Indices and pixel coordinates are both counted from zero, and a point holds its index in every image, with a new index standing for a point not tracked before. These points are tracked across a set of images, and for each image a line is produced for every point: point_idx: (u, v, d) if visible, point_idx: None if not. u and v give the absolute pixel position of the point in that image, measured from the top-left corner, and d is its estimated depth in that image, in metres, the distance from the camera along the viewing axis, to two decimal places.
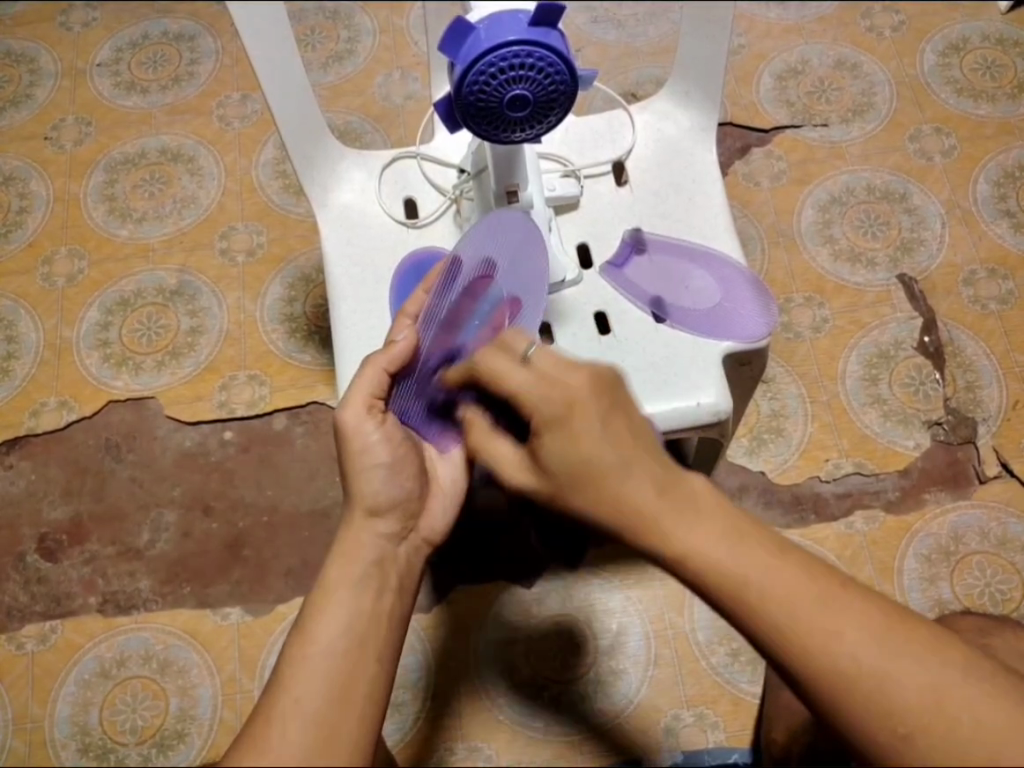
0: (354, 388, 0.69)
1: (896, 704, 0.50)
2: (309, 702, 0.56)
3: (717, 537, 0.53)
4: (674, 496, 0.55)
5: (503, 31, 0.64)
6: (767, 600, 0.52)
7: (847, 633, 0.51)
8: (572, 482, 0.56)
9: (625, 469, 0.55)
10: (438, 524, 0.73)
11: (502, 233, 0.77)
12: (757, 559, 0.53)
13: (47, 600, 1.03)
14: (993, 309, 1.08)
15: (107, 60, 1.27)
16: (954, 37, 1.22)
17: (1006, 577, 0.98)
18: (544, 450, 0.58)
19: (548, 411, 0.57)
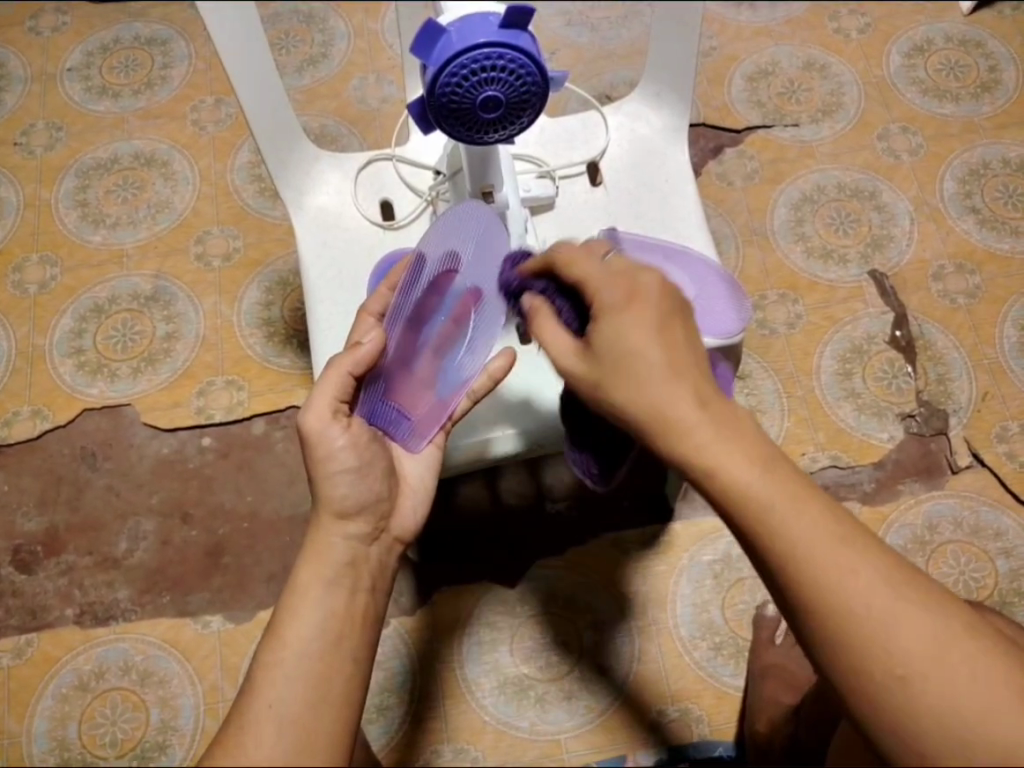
0: (317, 394, 0.68)
1: (899, 652, 0.52)
2: (282, 707, 0.56)
3: (751, 463, 0.54)
4: (715, 413, 0.56)
5: (474, 33, 0.64)
6: (791, 527, 0.53)
7: (864, 572, 0.53)
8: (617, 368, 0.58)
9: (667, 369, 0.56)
10: (408, 527, 0.73)
11: (467, 223, 0.73)
12: (790, 492, 0.54)
13: (22, 613, 1.01)
14: (962, 303, 1.10)
15: (76, 65, 1.26)
16: (918, 39, 1.25)
17: (980, 565, 1.00)
18: (596, 334, 0.59)
19: (609, 297, 0.59)
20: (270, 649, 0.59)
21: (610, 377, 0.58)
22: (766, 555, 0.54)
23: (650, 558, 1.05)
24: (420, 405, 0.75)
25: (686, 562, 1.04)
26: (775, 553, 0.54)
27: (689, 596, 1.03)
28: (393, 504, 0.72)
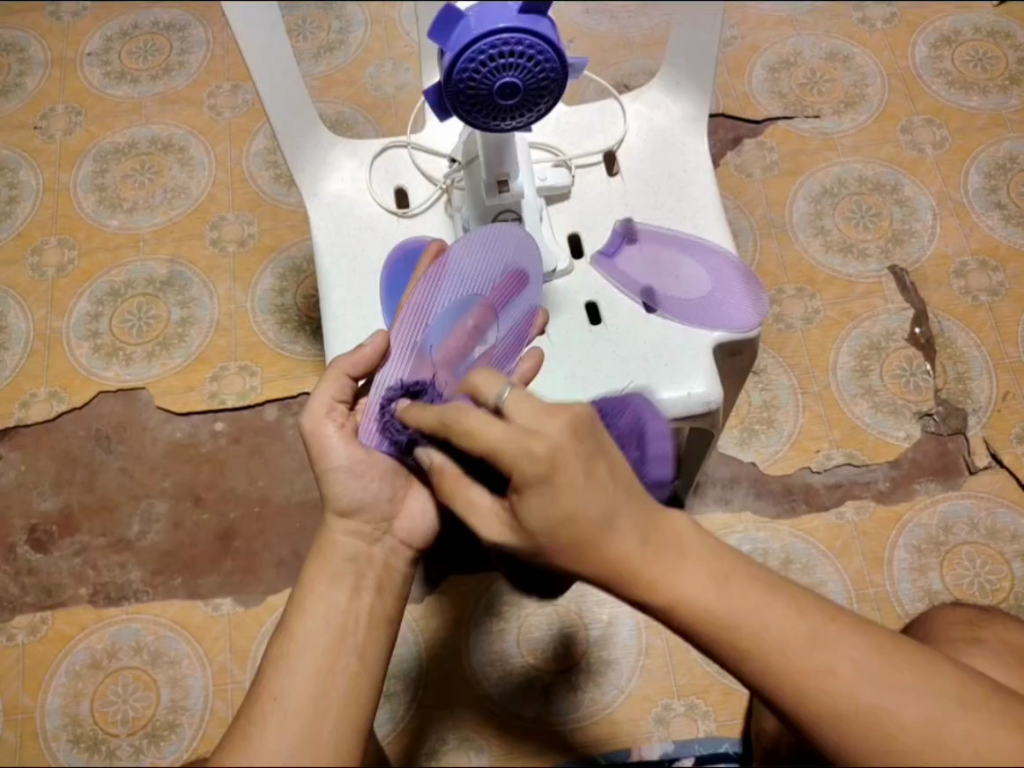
0: (320, 387, 0.69)
1: (892, 725, 0.50)
2: (285, 701, 0.57)
3: (704, 582, 0.52)
4: (659, 542, 0.52)
5: (492, 19, 0.63)
6: (760, 638, 0.51)
7: (841, 670, 0.51)
8: (553, 536, 0.53)
9: (609, 525, 0.52)
10: (416, 527, 0.71)
11: (515, 245, 0.76)
12: (747, 602, 0.52)
13: (37, 591, 1.03)
14: (984, 301, 1.08)
15: (97, 49, 1.27)
16: (946, 30, 1.23)
17: (996, 567, 0.98)
18: (535, 475, 0.55)
19: (530, 468, 0.52)
20: (284, 644, 0.60)
21: (589, 521, 0.51)
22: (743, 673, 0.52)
23: None
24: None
25: None
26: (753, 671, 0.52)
27: None
28: (399, 500, 0.70)
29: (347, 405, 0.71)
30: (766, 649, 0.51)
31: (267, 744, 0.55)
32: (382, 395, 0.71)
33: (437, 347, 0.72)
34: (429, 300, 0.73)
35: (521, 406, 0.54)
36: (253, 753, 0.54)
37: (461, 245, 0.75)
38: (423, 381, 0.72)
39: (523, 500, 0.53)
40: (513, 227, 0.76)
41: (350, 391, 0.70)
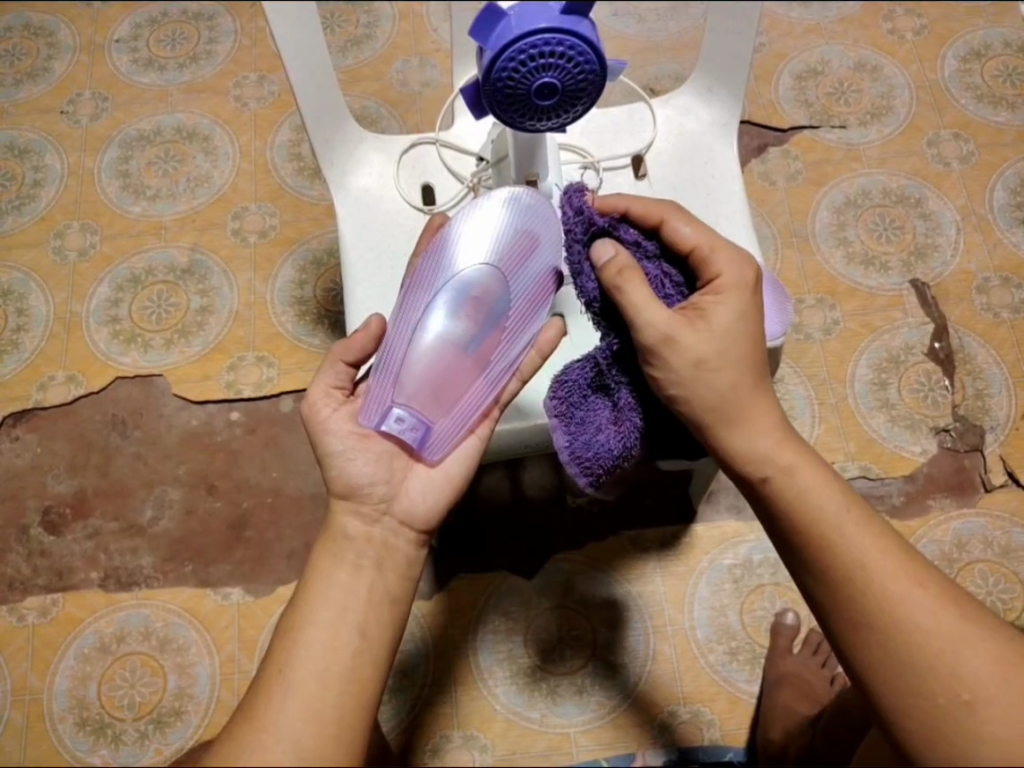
0: (318, 375, 0.69)
1: (960, 669, 0.56)
2: (300, 682, 0.57)
3: (820, 483, 0.62)
4: (792, 438, 0.64)
5: (533, 19, 0.62)
6: (855, 541, 0.60)
7: (924, 589, 0.58)
8: (722, 368, 0.62)
9: (757, 389, 0.63)
10: (420, 507, 0.67)
11: (520, 210, 0.70)
12: (853, 511, 0.61)
13: (49, 573, 1.03)
14: (1005, 318, 1.08)
15: (125, 36, 1.28)
16: (975, 43, 1.22)
17: (1009, 586, 0.98)
18: (717, 308, 0.62)
19: (734, 275, 0.62)
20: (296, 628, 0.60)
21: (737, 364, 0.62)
22: (831, 574, 0.60)
23: (670, 558, 1.04)
24: (442, 413, 0.68)
25: (706, 564, 1.04)
26: (846, 568, 0.59)
27: (707, 599, 1.02)
28: None
29: (346, 391, 0.70)
30: (863, 562, 0.59)
31: (281, 729, 0.55)
32: (382, 373, 0.68)
33: (437, 321, 0.69)
34: (427, 275, 0.69)
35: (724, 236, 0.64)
36: (269, 733, 0.55)
37: (458, 218, 0.70)
38: (423, 354, 0.68)
39: (717, 305, 0.62)
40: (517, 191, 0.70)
41: (348, 377, 0.69)
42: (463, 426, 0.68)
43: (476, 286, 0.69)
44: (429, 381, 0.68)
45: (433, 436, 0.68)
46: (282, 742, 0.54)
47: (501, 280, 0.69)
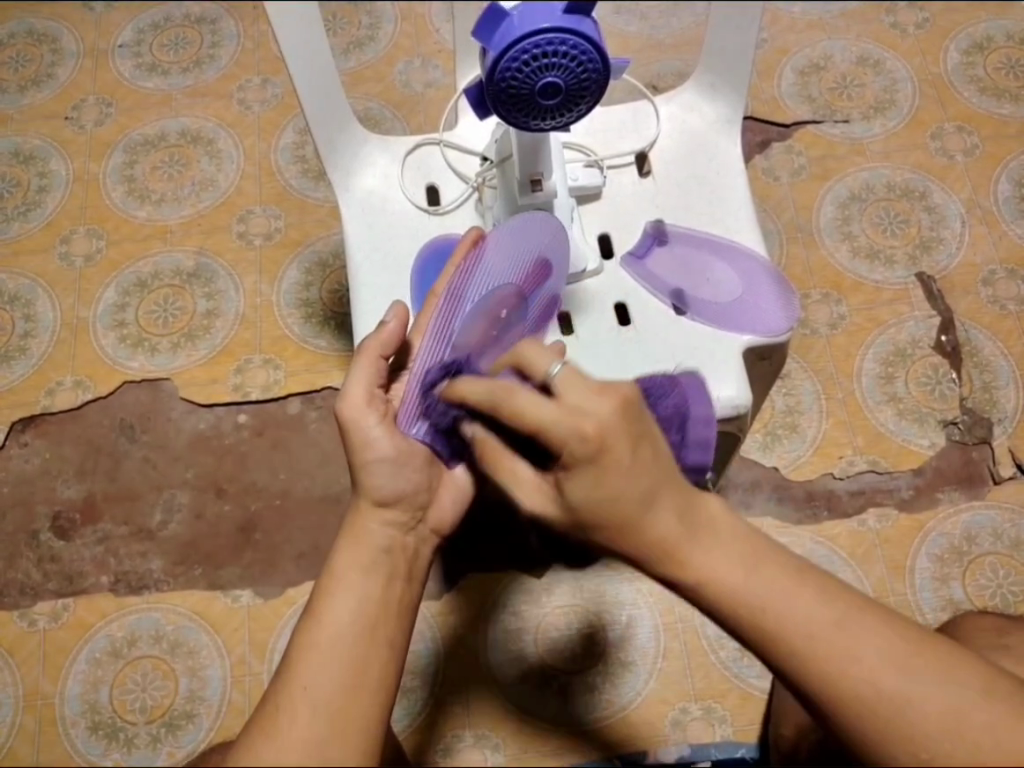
0: (352, 375, 0.69)
1: (915, 728, 0.52)
2: (317, 690, 0.56)
3: (734, 564, 0.55)
4: (693, 522, 0.56)
5: (536, 19, 0.63)
6: (784, 623, 0.54)
7: (865, 656, 0.53)
8: (596, 516, 0.56)
9: (649, 503, 0.55)
10: (448, 515, 0.72)
11: (546, 236, 0.74)
12: (776, 587, 0.54)
13: (59, 578, 1.04)
14: (1012, 310, 1.08)
15: (128, 41, 1.28)
16: (978, 36, 1.22)
17: (1019, 578, 0.97)
18: (571, 485, 0.56)
19: (577, 448, 0.54)
20: (311, 627, 0.60)
21: (627, 505, 0.55)
22: (767, 657, 0.55)
23: None
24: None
25: None
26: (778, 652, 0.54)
27: None
28: (433, 497, 0.71)
29: (383, 389, 0.70)
30: (799, 643, 0.53)
31: (297, 728, 0.55)
32: (415, 383, 0.70)
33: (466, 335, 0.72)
34: (462, 288, 0.72)
35: (575, 387, 0.56)
36: (285, 741, 0.54)
37: (493, 236, 0.73)
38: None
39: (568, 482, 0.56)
40: (547, 217, 0.74)
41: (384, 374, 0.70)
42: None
43: (501, 301, 0.74)
44: None
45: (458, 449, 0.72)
46: (302, 746, 0.54)
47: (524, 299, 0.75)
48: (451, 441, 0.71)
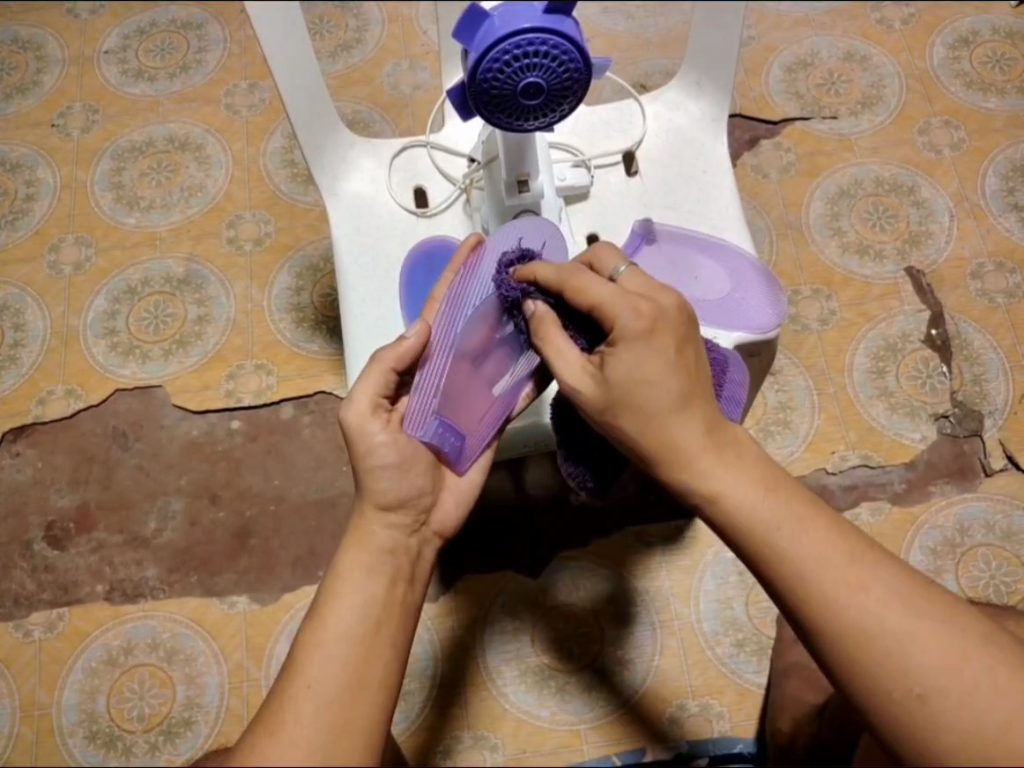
0: (360, 384, 0.67)
1: (914, 667, 0.53)
2: (321, 687, 0.57)
3: (753, 485, 0.58)
4: (719, 441, 0.60)
5: (517, 19, 0.63)
6: (795, 545, 0.56)
7: (873, 586, 0.55)
8: (629, 402, 0.60)
9: (682, 404, 0.59)
10: (451, 519, 0.71)
11: (544, 233, 0.74)
12: (789, 514, 0.57)
13: (54, 588, 1.03)
14: (1001, 303, 1.08)
15: (114, 47, 1.28)
16: (964, 30, 1.22)
17: (1012, 569, 0.98)
18: (614, 361, 0.60)
19: (631, 322, 0.59)
20: (306, 632, 0.59)
21: (660, 387, 0.59)
22: (774, 580, 0.57)
23: (675, 552, 1.04)
24: (472, 427, 0.72)
25: (709, 558, 1.04)
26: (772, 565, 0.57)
27: (713, 591, 1.03)
28: (434, 501, 0.70)
29: (388, 400, 0.69)
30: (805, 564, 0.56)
31: (296, 732, 0.55)
32: (421, 387, 0.70)
33: (468, 340, 0.71)
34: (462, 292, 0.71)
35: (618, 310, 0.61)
36: (291, 738, 0.55)
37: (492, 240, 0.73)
38: (456, 371, 0.71)
39: (613, 356, 0.60)
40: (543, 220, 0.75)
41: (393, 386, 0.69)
42: (490, 438, 0.72)
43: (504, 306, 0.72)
44: (461, 399, 0.72)
45: (465, 451, 0.71)
46: (300, 749, 0.54)
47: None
48: (458, 443, 0.71)
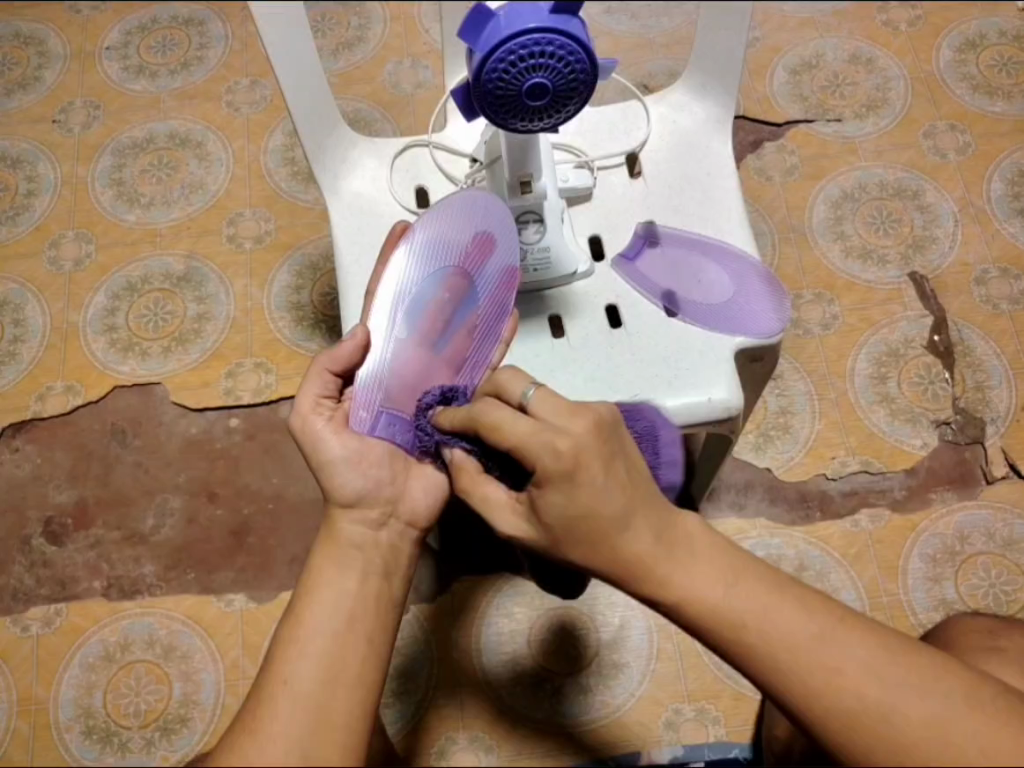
0: (303, 384, 0.70)
1: (899, 741, 0.52)
2: (299, 687, 0.56)
3: (714, 580, 0.54)
4: (670, 542, 0.55)
5: (523, 19, 0.62)
6: (766, 639, 0.53)
7: (846, 669, 0.53)
8: (572, 530, 0.56)
9: (625, 523, 0.55)
10: (421, 506, 0.70)
11: (480, 209, 0.75)
12: (755, 602, 0.54)
13: (52, 584, 1.03)
14: (1005, 309, 1.07)
15: (116, 43, 1.27)
16: (971, 34, 1.21)
17: (1012, 578, 0.97)
18: (545, 503, 0.56)
19: (552, 463, 0.55)
20: (293, 637, 0.59)
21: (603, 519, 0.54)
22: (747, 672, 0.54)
23: None
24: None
25: None
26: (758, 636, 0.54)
27: None
28: (401, 490, 0.70)
29: (335, 397, 0.71)
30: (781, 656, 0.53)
31: (281, 738, 0.54)
32: (369, 382, 0.71)
33: (412, 326, 0.73)
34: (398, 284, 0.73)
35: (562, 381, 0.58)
36: (268, 736, 0.54)
37: (421, 222, 0.74)
38: (404, 358, 0.73)
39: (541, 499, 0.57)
40: (477, 193, 0.75)
41: (337, 386, 0.71)
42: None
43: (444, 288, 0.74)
44: (413, 386, 0.73)
45: None
46: (285, 756, 0.54)
47: (469, 278, 0.75)
48: (415, 430, 0.72)
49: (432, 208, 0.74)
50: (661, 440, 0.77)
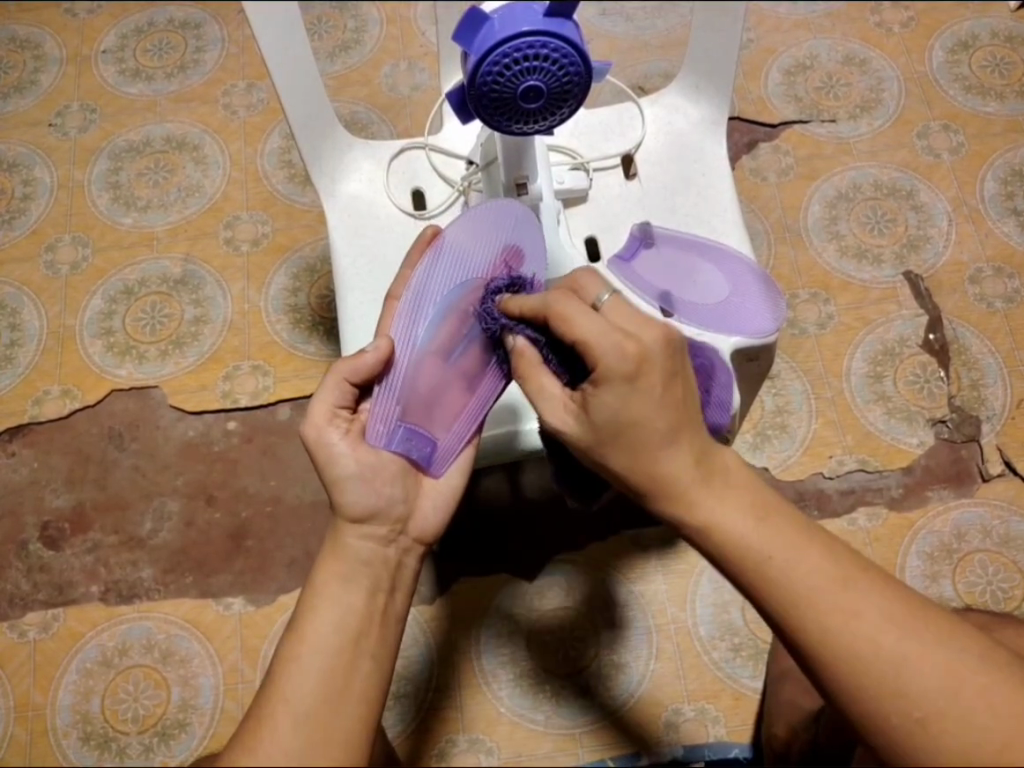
0: (318, 394, 0.69)
1: (914, 689, 0.52)
2: (299, 695, 0.56)
3: (746, 512, 0.57)
4: (708, 469, 0.58)
5: (517, 22, 0.63)
6: (790, 571, 0.55)
7: (866, 615, 0.53)
8: (620, 435, 0.57)
9: (671, 438, 0.57)
10: (429, 524, 0.71)
11: (512, 221, 0.73)
12: (780, 538, 0.56)
13: (49, 588, 1.03)
14: (999, 308, 1.08)
15: (111, 47, 1.27)
16: (963, 34, 1.22)
17: (1009, 575, 0.98)
18: (598, 403, 0.57)
19: (616, 361, 0.56)
20: (291, 641, 0.59)
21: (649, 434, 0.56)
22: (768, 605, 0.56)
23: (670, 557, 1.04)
24: (443, 428, 0.71)
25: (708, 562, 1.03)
26: (775, 613, 0.55)
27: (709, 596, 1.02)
28: (412, 508, 0.70)
29: (350, 409, 0.70)
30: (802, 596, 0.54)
31: (279, 744, 0.54)
32: (386, 392, 0.70)
33: (433, 336, 0.71)
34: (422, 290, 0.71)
35: None
36: (266, 739, 0.54)
37: (452, 230, 0.72)
38: (421, 369, 0.71)
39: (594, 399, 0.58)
40: (509, 203, 0.73)
41: (353, 396, 0.70)
42: (465, 437, 0.72)
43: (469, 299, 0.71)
44: (429, 399, 0.71)
45: (437, 452, 0.71)
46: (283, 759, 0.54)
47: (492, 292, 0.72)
48: (428, 445, 0.71)
49: (463, 217, 0.72)
50: (717, 379, 0.75)
